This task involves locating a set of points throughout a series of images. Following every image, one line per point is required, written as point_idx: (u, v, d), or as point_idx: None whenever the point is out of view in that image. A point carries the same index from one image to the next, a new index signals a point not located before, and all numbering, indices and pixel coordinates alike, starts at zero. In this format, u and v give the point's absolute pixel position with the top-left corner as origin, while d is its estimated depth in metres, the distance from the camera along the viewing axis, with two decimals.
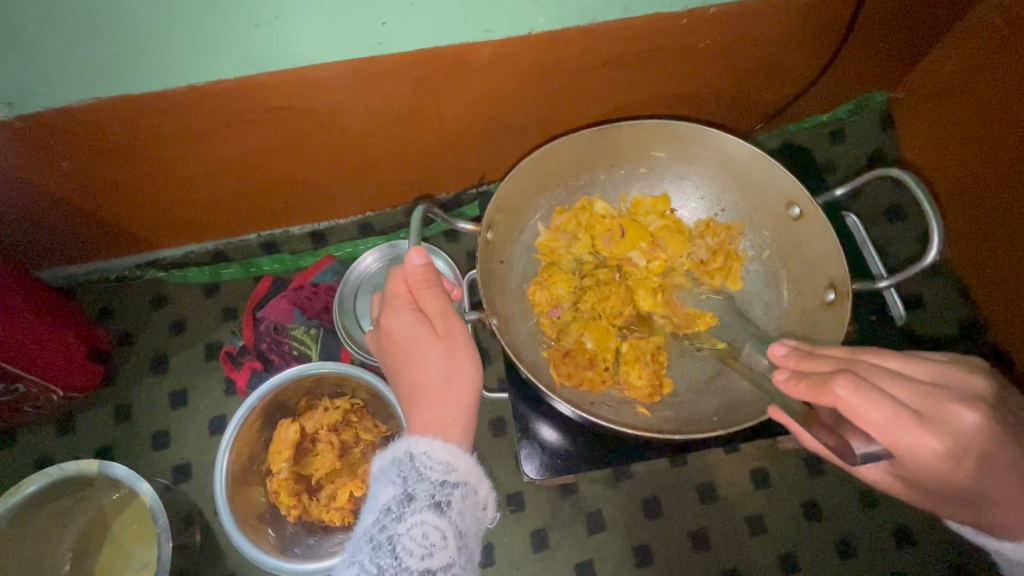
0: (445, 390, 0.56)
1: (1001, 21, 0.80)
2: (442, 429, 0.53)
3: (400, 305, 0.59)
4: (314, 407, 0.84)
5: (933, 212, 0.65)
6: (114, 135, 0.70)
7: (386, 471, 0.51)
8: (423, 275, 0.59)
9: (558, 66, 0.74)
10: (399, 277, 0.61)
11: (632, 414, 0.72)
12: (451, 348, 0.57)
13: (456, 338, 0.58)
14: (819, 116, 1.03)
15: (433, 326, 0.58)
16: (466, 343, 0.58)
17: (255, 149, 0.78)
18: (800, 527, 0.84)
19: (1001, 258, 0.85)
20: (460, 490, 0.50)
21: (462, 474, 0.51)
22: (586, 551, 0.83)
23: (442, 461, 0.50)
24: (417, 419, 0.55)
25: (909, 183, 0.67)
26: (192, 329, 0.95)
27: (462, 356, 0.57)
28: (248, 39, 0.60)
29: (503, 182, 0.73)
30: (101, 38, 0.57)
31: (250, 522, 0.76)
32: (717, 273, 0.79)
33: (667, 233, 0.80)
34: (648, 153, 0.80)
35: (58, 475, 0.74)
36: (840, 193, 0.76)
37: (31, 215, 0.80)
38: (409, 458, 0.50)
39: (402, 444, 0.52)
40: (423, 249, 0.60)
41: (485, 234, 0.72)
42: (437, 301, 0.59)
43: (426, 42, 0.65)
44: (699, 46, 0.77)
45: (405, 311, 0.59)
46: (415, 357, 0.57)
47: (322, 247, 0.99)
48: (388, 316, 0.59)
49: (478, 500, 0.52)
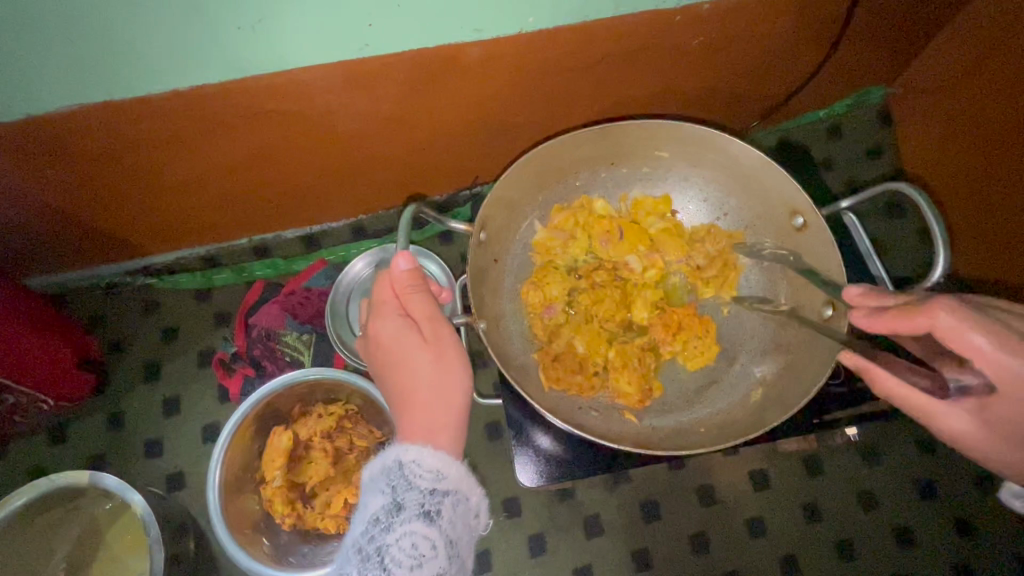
0: (434, 396, 0.55)
1: (991, 22, 0.80)
2: (431, 437, 0.52)
3: (387, 311, 0.58)
4: (307, 414, 0.83)
5: (941, 231, 0.63)
6: (98, 142, 0.69)
7: (375, 479, 0.50)
8: (410, 279, 0.59)
9: (550, 64, 0.73)
10: (386, 282, 0.60)
11: (621, 421, 0.71)
12: (440, 353, 0.56)
13: (445, 342, 0.57)
14: (816, 112, 1.01)
15: (420, 331, 0.57)
16: (454, 348, 0.57)
17: (243, 154, 0.77)
18: (800, 530, 0.83)
19: (992, 254, 0.84)
20: (450, 498, 0.49)
21: (452, 482, 0.50)
22: (584, 556, 0.82)
23: (432, 469, 0.49)
24: (406, 426, 0.53)
25: (922, 203, 0.65)
26: (184, 335, 0.94)
27: (452, 360, 0.56)
28: (231, 42, 0.59)
29: (498, 180, 0.72)
30: (81, 43, 0.56)
31: (243, 530, 0.76)
32: (712, 282, 0.78)
33: (666, 240, 0.79)
34: (652, 154, 0.79)
35: (46, 488, 0.73)
36: (845, 206, 0.76)
37: (19, 224, 0.80)
38: (398, 467, 0.49)
39: (391, 452, 0.51)
40: (409, 253, 0.59)
41: (478, 234, 0.70)
42: (425, 307, 0.58)
43: (414, 43, 0.64)
44: (693, 43, 0.75)
45: (392, 317, 0.58)
46: (403, 364, 0.56)
47: (314, 252, 0.98)
48: (376, 322, 0.58)
49: (469, 507, 0.51)
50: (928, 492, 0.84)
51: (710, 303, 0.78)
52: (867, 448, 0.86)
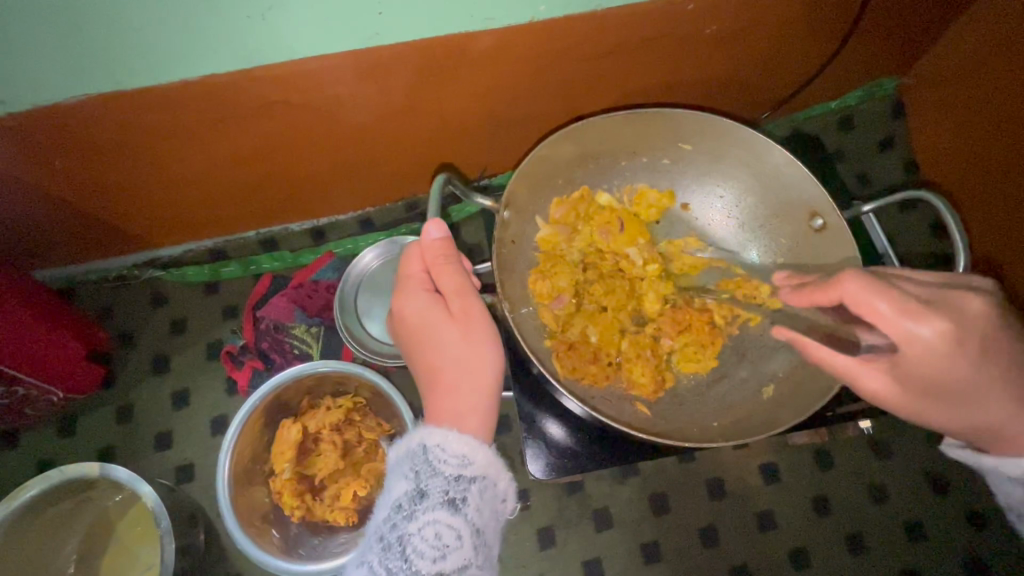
0: (463, 374, 0.55)
1: (1001, 25, 0.80)
2: (458, 420, 0.52)
3: (415, 286, 0.58)
4: (316, 406, 0.84)
5: (957, 224, 0.66)
6: (107, 133, 0.69)
7: (400, 463, 0.50)
8: (441, 249, 0.58)
9: (563, 53, 0.72)
10: (416, 254, 0.59)
11: (633, 412, 0.70)
12: (469, 331, 0.56)
13: (474, 317, 0.57)
14: (828, 103, 1.00)
15: (448, 308, 0.57)
16: (483, 325, 0.56)
17: (252, 144, 0.76)
18: (811, 524, 0.83)
19: (995, 241, 0.85)
20: (477, 484, 0.49)
21: (479, 468, 0.49)
22: (593, 549, 0.82)
23: (458, 454, 0.49)
24: (433, 408, 0.54)
25: (945, 212, 0.68)
26: (193, 328, 0.95)
27: (482, 337, 0.56)
28: (241, 32, 0.58)
29: (524, 160, 0.73)
30: (89, 33, 0.55)
31: (253, 523, 0.76)
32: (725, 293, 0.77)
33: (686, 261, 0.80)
34: (675, 146, 0.78)
35: (58, 478, 0.72)
36: (865, 210, 0.77)
37: (26, 215, 0.79)
38: (423, 451, 0.49)
39: (415, 436, 0.51)
40: (440, 221, 0.58)
41: (500, 213, 0.71)
42: (455, 279, 0.57)
43: (425, 32, 0.64)
44: (706, 32, 0.74)
45: (421, 292, 0.57)
46: (432, 342, 0.56)
47: (322, 245, 0.98)
48: (404, 296, 0.58)
49: (496, 494, 0.50)
50: (938, 485, 0.84)
51: (739, 323, 0.76)
52: (878, 442, 0.86)
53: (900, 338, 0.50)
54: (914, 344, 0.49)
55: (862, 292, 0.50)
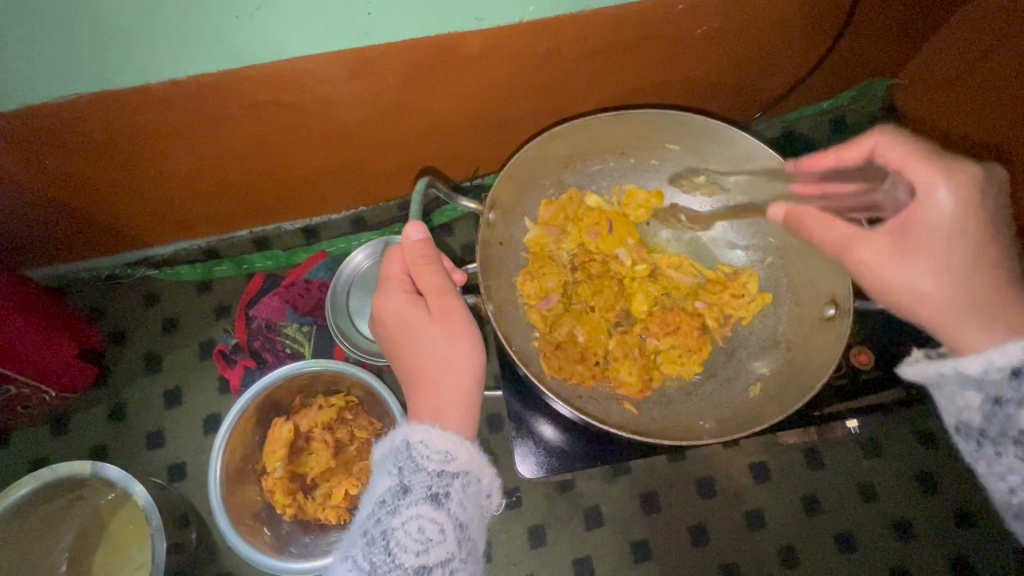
0: (443, 374, 0.55)
1: (989, 27, 0.80)
2: (438, 417, 0.52)
3: (394, 287, 0.59)
4: (308, 405, 0.84)
5: None
6: (97, 133, 0.69)
7: (385, 460, 0.51)
8: (421, 250, 0.59)
9: (552, 53, 0.72)
10: (396, 256, 0.60)
11: (620, 411, 0.70)
12: (448, 327, 0.56)
13: (453, 317, 0.57)
14: (821, 103, 1.00)
15: (427, 305, 0.57)
16: (462, 322, 0.57)
17: (242, 145, 0.76)
18: (800, 522, 0.83)
19: None
20: (460, 479, 0.49)
21: (462, 463, 0.50)
22: (583, 547, 0.82)
23: (440, 450, 0.49)
24: (415, 406, 0.54)
25: None
26: (185, 327, 0.95)
27: (462, 334, 0.56)
28: (230, 32, 0.58)
29: (508, 163, 0.72)
30: (78, 33, 0.55)
31: (245, 521, 0.76)
32: (714, 294, 0.77)
33: (673, 259, 0.80)
34: (662, 146, 0.79)
35: (49, 477, 0.73)
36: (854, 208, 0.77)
37: (17, 215, 0.79)
38: (406, 447, 0.50)
39: (399, 433, 0.51)
40: (421, 223, 0.59)
41: (485, 214, 0.71)
42: (433, 280, 0.58)
43: (415, 32, 0.64)
44: (696, 32, 0.75)
45: (399, 292, 0.58)
46: (412, 341, 0.57)
47: (314, 244, 0.98)
48: (383, 298, 0.59)
49: (479, 489, 0.51)
50: (927, 483, 0.84)
51: (729, 324, 0.76)
52: (867, 441, 0.86)
53: (924, 187, 0.52)
54: (935, 202, 0.51)
55: (894, 143, 0.54)
